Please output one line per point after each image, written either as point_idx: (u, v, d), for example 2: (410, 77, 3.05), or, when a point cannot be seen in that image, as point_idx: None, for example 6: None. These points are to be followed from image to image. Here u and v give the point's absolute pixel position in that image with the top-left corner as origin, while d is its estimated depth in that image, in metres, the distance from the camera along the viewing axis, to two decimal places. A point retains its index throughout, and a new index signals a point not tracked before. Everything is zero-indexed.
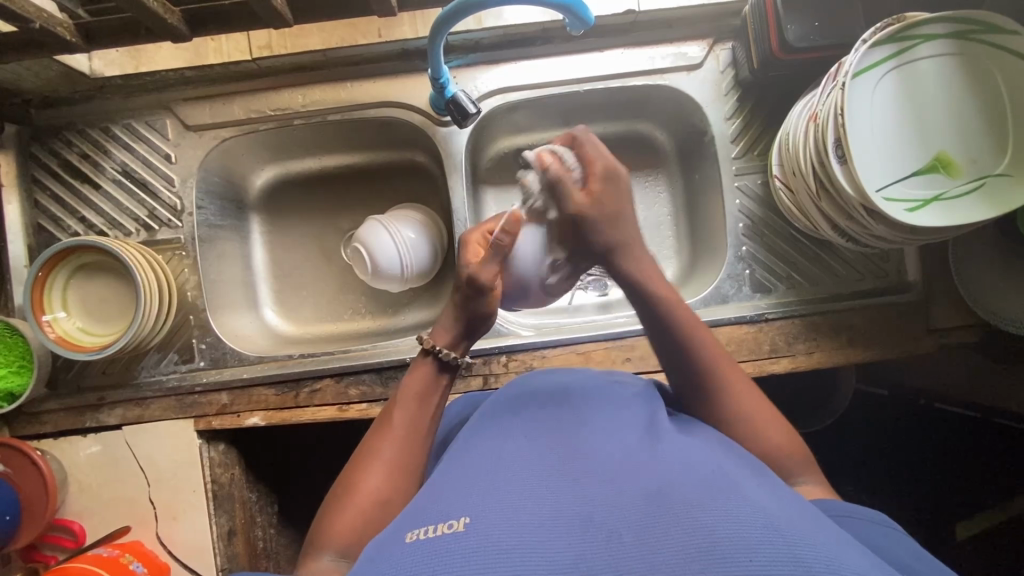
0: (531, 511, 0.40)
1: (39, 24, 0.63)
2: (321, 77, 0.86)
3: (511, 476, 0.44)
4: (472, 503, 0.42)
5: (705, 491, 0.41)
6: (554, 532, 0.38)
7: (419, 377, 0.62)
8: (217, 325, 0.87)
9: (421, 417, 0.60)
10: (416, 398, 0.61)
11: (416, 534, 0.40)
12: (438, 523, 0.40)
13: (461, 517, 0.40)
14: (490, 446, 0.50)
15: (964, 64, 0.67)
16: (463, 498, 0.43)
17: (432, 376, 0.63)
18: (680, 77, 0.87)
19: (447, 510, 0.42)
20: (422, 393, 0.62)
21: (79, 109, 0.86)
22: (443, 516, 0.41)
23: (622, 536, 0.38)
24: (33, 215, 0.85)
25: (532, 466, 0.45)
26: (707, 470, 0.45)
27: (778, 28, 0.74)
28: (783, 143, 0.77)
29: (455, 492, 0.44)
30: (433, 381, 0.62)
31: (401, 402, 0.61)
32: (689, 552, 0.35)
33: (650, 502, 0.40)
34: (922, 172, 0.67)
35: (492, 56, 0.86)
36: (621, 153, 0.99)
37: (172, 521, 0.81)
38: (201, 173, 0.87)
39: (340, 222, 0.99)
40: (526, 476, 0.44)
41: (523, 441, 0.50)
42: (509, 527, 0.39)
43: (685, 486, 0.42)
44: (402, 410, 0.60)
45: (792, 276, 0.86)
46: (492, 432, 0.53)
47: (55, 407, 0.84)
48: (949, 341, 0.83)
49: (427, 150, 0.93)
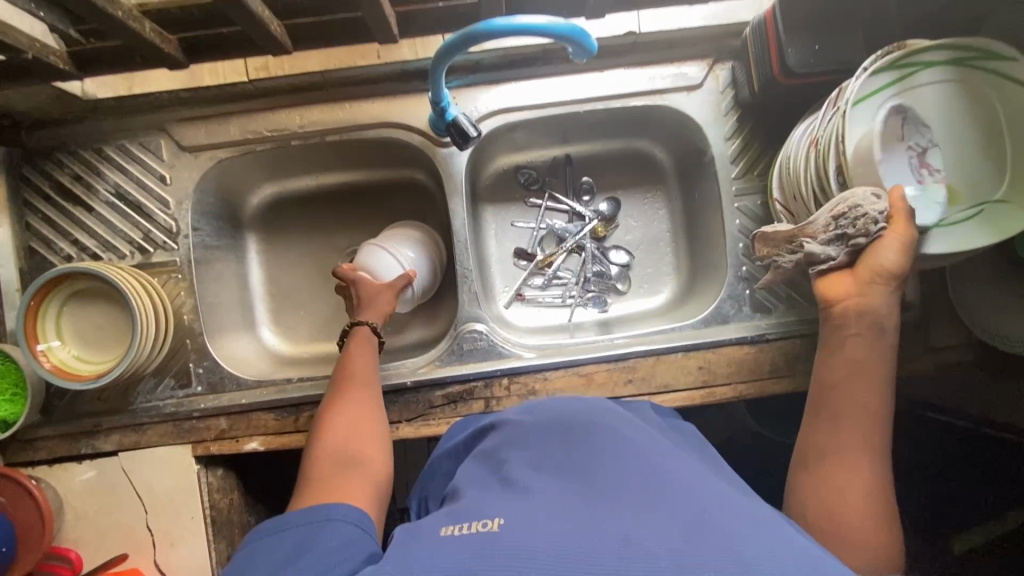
0: (564, 517, 0.43)
1: (32, 55, 0.62)
2: (318, 97, 0.85)
3: (545, 496, 0.46)
4: (507, 509, 0.45)
5: (736, 512, 0.42)
6: (587, 542, 0.40)
7: (359, 344, 0.77)
8: (214, 348, 0.86)
9: (367, 369, 0.74)
10: (360, 359, 0.75)
11: (451, 529, 0.44)
12: (474, 522, 0.44)
13: (496, 518, 0.44)
14: (530, 460, 0.53)
15: (964, 92, 0.67)
16: (497, 506, 0.46)
17: (368, 343, 0.77)
18: (680, 97, 0.86)
19: (483, 512, 0.46)
20: (364, 355, 0.76)
21: (72, 129, 0.85)
22: (479, 516, 0.45)
23: (659, 559, 0.38)
24: (24, 238, 0.84)
25: (565, 488, 0.47)
26: (736, 500, 0.45)
27: (779, 53, 0.74)
28: (784, 166, 0.78)
29: (493, 498, 0.48)
30: (371, 345, 0.77)
31: (348, 367, 0.74)
32: (718, 557, 0.37)
33: (686, 528, 0.40)
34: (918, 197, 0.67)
35: (491, 76, 0.86)
36: (622, 171, 0.99)
37: (171, 548, 0.80)
38: (197, 195, 0.86)
39: (338, 240, 0.98)
40: (560, 497, 0.46)
41: (556, 456, 0.53)
42: (542, 526, 0.42)
43: (719, 511, 0.42)
44: (352, 373, 0.73)
45: (792, 295, 0.86)
46: (525, 443, 0.56)
47: (49, 434, 0.82)
48: (946, 360, 0.84)
49: (426, 169, 0.92)
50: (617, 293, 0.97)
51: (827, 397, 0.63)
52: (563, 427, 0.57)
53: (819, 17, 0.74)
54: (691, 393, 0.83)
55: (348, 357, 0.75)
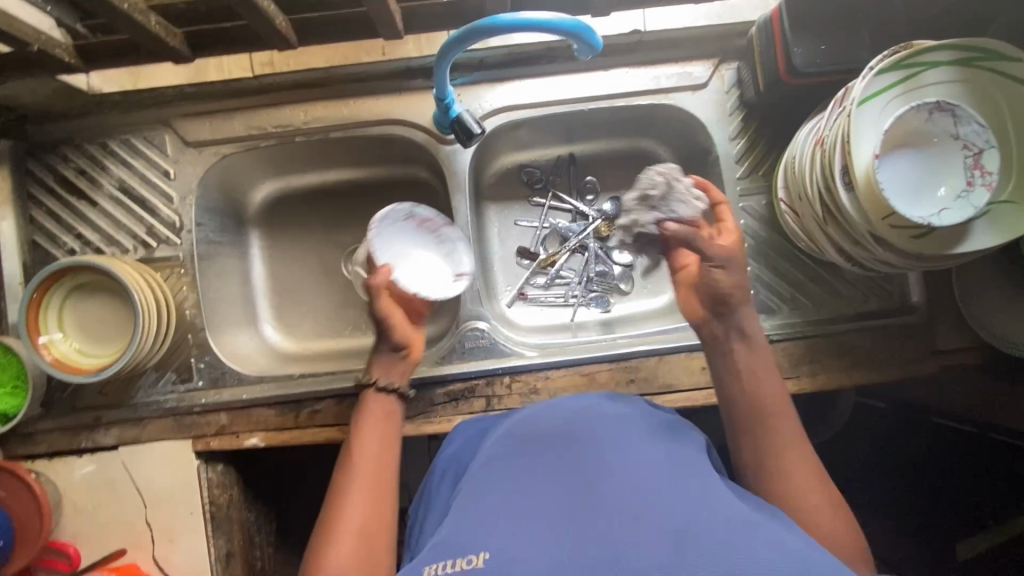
0: (547, 545, 0.44)
1: (38, 47, 0.63)
2: (323, 93, 0.85)
3: (528, 518, 0.48)
4: (490, 538, 0.46)
5: (723, 535, 0.42)
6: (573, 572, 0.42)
7: (376, 401, 0.69)
8: (217, 344, 0.86)
9: (386, 436, 0.66)
10: (378, 423, 0.67)
11: (434, 569, 0.45)
12: (457, 557, 0.45)
13: (479, 553, 0.45)
14: (511, 481, 0.53)
15: (969, 92, 0.67)
16: (481, 535, 0.47)
17: (385, 399, 0.70)
18: (685, 96, 0.86)
19: (467, 545, 0.46)
20: (382, 417, 0.68)
21: (76, 123, 0.85)
22: (461, 551, 0.46)
23: None
24: (28, 232, 0.84)
25: (549, 509, 0.48)
26: (726, 509, 0.46)
27: (785, 53, 0.74)
28: (789, 165, 0.77)
29: (475, 525, 0.48)
30: (391, 404, 0.70)
31: (365, 431, 0.66)
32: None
33: (670, 546, 0.42)
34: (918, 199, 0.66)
35: (495, 74, 0.85)
36: (625, 171, 0.99)
37: (170, 544, 0.80)
38: (201, 190, 0.86)
39: (340, 237, 0.98)
40: (543, 521, 0.47)
41: (542, 474, 0.52)
42: (525, 570, 0.43)
43: (704, 525, 0.44)
44: (370, 439, 0.65)
45: (796, 297, 0.86)
46: (514, 454, 0.56)
47: (50, 427, 0.82)
48: (951, 363, 0.84)
49: (429, 167, 0.92)
50: (620, 294, 0.97)
51: (742, 409, 0.63)
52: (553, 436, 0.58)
53: (825, 16, 0.74)
54: (693, 394, 0.82)
55: (365, 417, 0.68)
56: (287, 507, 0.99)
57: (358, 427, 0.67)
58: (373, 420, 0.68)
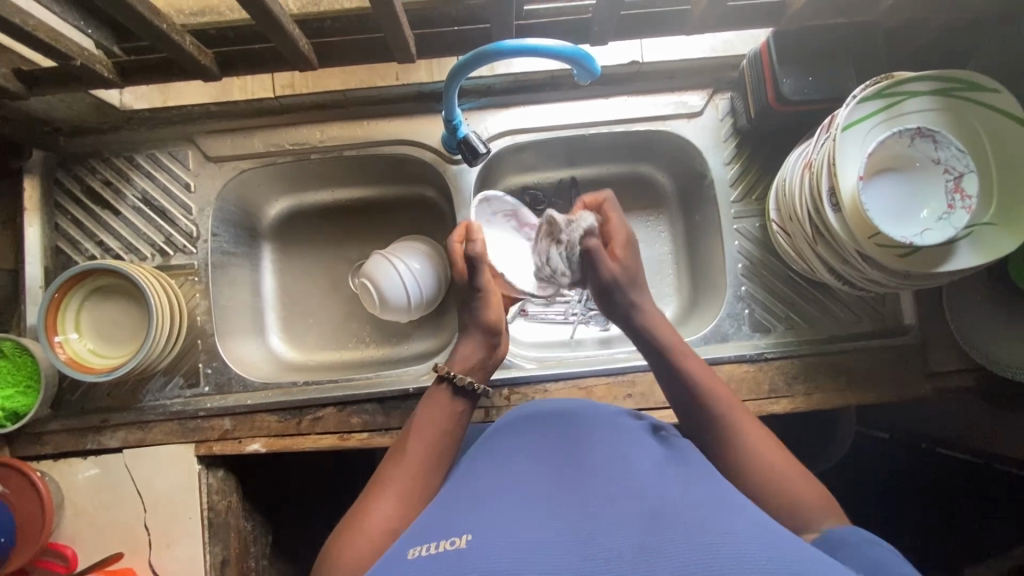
0: (535, 525, 0.44)
1: (81, 62, 0.68)
2: (339, 115, 0.90)
3: (517, 501, 0.47)
4: (472, 522, 0.45)
5: (701, 510, 0.43)
6: (556, 548, 0.41)
7: (438, 402, 0.68)
8: (223, 350, 0.88)
9: (439, 437, 0.65)
10: (436, 422, 0.66)
11: (419, 551, 0.43)
12: (442, 540, 0.44)
13: (463, 534, 0.43)
14: (503, 468, 0.53)
15: (948, 119, 0.70)
16: (464, 520, 0.45)
17: (450, 402, 0.68)
18: (681, 124, 0.91)
19: (451, 529, 0.45)
20: (439, 419, 0.66)
21: (106, 138, 0.90)
22: (446, 533, 0.44)
23: (624, 555, 0.40)
24: (52, 238, 0.88)
25: (539, 494, 0.48)
26: (704, 494, 0.46)
27: (775, 82, 0.78)
28: (780, 189, 0.81)
29: (458, 511, 0.47)
30: (453, 408, 0.68)
31: (420, 429, 0.65)
32: (684, 562, 0.38)
33: (648, 523, 0.42)
34: (900, 225, 0.69)
35: (502, 100, 0.91)
36: (624, 194, 1.03)
37: (167, 549, 0.80)
38: (218, 203, 0.90)
39: (349, 252, 1.01)
40: (531, 503, 0.47)
41: (529, 465, 0.53)
42: (512, 546, 0.41)
43: (683, 506, 0.44)
44: (424, 435, 0.64)
45: (790, 316, 0.88)
46: (503, 451, 0.57)
47: (57, 428, 0.84)
48: (945, 386, 0.85)
49: (436, 186, 0.96)
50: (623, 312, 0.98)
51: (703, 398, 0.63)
52: (547, 431, 0.59)
53: (811, 49, 0.79)
54: None
55: (428, 410, 0.67)
56: (285, 518, 0.99)
57: (415, 421, 0.66)
58: (430, 416, 0.67)
